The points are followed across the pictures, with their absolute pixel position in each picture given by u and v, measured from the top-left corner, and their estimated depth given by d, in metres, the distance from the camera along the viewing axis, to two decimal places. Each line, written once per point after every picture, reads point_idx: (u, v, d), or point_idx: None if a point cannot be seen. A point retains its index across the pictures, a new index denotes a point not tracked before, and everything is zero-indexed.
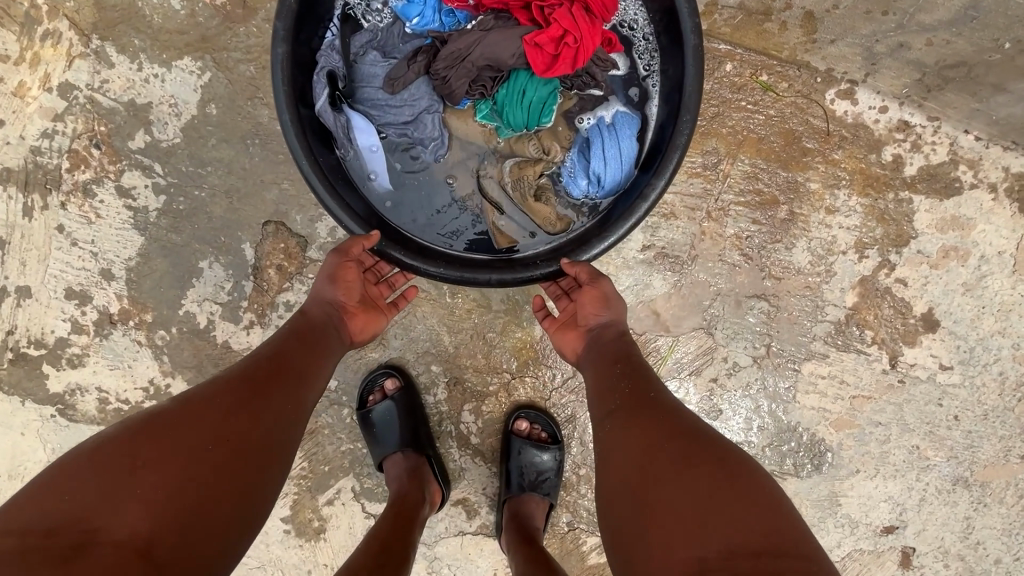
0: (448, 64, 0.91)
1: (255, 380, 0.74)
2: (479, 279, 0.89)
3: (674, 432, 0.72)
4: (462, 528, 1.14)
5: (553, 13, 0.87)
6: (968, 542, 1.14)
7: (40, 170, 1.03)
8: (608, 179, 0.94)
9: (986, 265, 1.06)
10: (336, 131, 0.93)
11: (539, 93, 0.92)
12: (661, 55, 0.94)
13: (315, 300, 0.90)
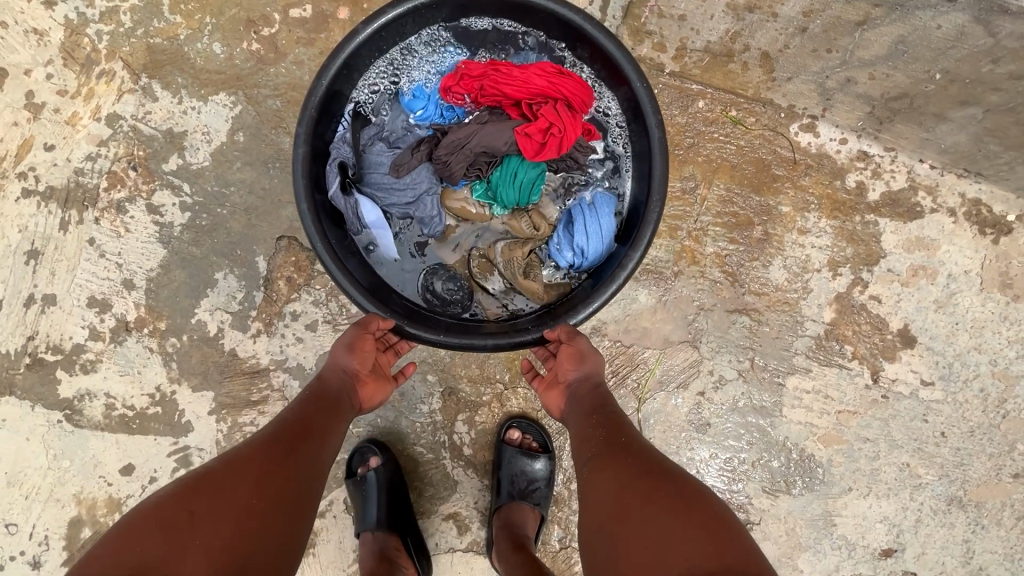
0: (448, 153, 1.00)
1: (284, 440, 0.80)
2: (478, 345, 0.93)
3: (643, 472, 0.77)
4: (453, 544, 1.13)
5: (541, 109, 0.99)
6: (970, 568, 1.11)
7: (80, 188, 1.14)
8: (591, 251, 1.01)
9: (954, 283, 1.12)
10: (347, 214, 1.02)
11: (529, 175, 1.02)
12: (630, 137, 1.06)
13: (329, 370, 0.95)
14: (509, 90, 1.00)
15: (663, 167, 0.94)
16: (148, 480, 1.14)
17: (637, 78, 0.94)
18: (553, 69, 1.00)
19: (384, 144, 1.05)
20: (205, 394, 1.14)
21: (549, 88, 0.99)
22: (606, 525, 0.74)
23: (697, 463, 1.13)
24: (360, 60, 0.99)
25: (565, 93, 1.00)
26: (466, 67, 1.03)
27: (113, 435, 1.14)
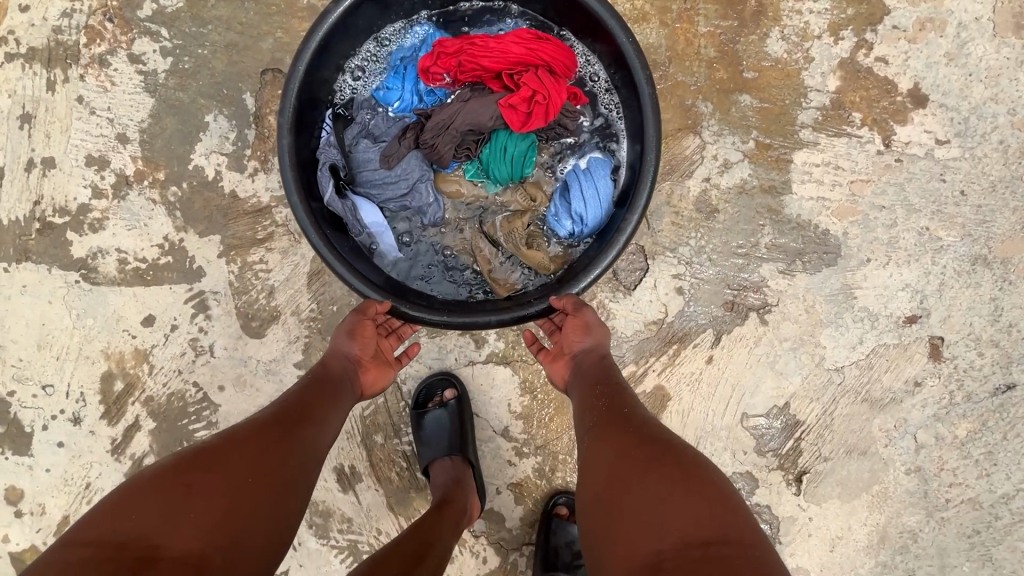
0: (434, 134, 1.04)
1: (286, 423, 0.82)
2: (483, 323, 0.94)
3: (643, 441, 0.78)
4: (472, 358, 1.14)
5: (522, 78, 1.03)
6: (1000, 326, 1.09)
7: (61, 47, 1.14)
8: (589, 218, 1.04)
9: (965, 32, 1.07)
10: (345, 215, 1.05)
11: (519, 148, 1.05)
12: (620, 103, 1.07)
13: (332, 358, 0.96)
14: (489, 64, 1.03)
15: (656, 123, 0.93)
16: (169, 328, 1.17)
17: (623, 32, 0.94)
18: (529, 35, 1.03)
19: (368, 141, 1.10)
20: (212, 238, 1.15)
21: (528, 56, 1.03)
22: (604, 493, 0.74)
23: (710, 251, 1.11)
24: (333, 54, 1.03)
25: (545, 58, 1.04)
26: (441, 46, 1.06)
27: (130, 289, 1.16)
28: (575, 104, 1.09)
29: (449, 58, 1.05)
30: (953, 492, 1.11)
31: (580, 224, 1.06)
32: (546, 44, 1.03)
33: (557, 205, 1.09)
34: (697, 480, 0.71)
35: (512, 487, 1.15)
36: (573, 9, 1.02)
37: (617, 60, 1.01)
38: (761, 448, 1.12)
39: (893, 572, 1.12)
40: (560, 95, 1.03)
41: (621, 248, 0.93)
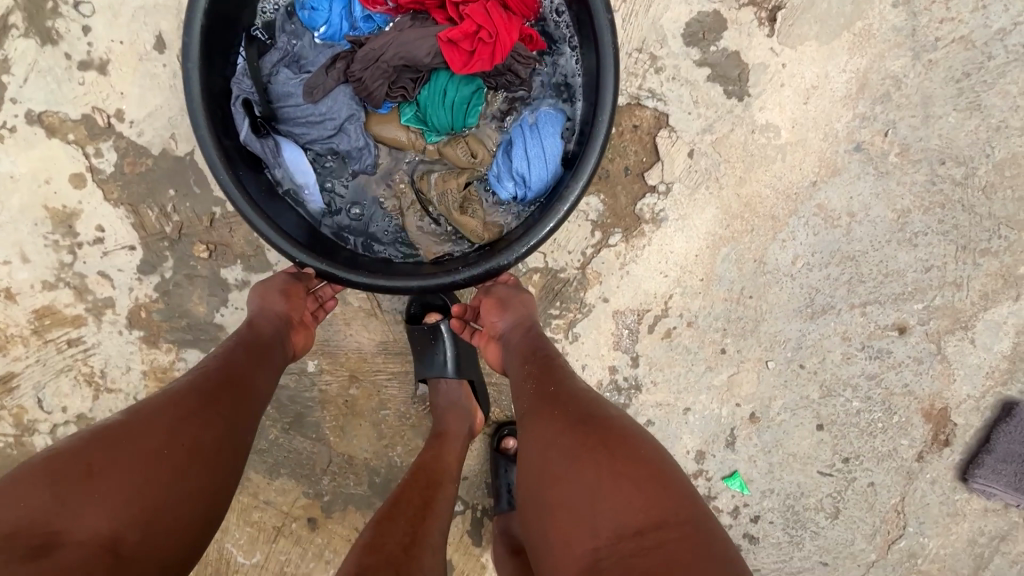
0: (363, 67, 0.90)
1: (202, 385, 0.74)
2: (402, 288, 0.85)
3: (574, 421, 0.74)
4: None
5: (468, 9, 0.87)
6: None
7: None
8: (533, 179, 0.91)
9: None
10: (265, 156, 0.92)
11: (460, 93, 0.91)
12: (583, 54, 0.92)
13: (252, 325, 0.87)
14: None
15: (614, 74, 0.83)
16: None
17: None
18: None
19: (289, 72, 0.95)
20: None
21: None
22: (537, 485, 0.73)
23: None
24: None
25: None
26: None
27: None
28: (529, 49, 0.93)
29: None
30: (944, 30, 0.98)
31: (522, 186, 0.92)
32: None
33: (500, 165, 0.95)
34: (623, 454, 0.69)
35: None
36: None
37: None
38: None
39: (871, 127, 1.01)
40: (511, 34, 0.88)
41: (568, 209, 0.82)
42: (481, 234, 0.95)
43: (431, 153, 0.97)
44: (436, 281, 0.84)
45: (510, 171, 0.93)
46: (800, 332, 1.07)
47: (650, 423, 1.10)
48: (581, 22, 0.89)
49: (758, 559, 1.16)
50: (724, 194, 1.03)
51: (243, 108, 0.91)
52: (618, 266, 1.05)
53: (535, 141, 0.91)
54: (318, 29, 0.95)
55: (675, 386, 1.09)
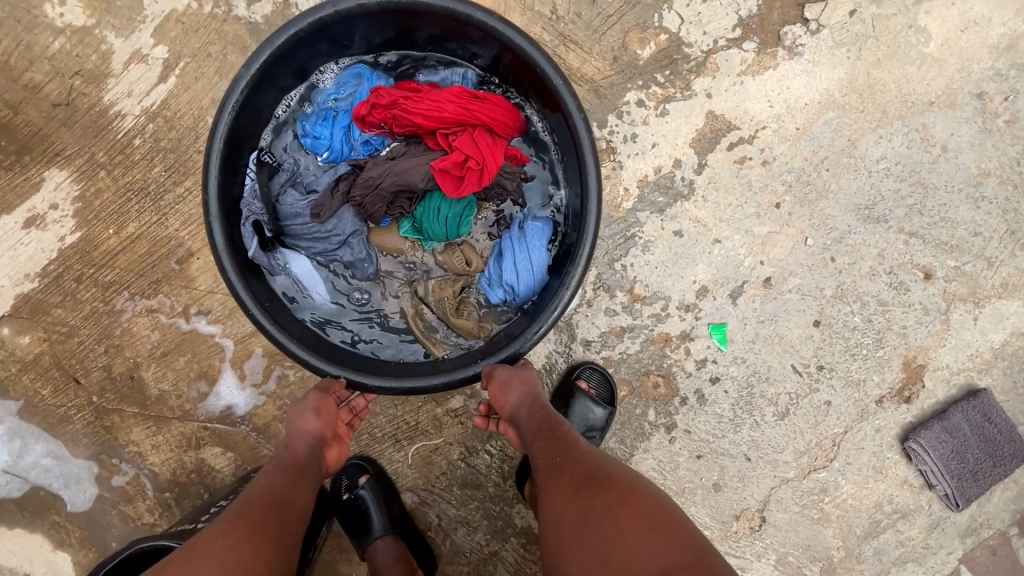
0: (363, 192, 0.99)
1: (251, 511, 0.74)
2: (425, 386, 0.91)
3: (579, 491, 0.76)
4: None
5: (456, 140, 0.98)
6: None
7: None
8: (521, 286, 1.01)
9: None
10: (270, 268, 1.03)
11: (453, 209, 1.00)
12: (563, 166, 1.03)
13: (291, 453, 0.86)
14: (423, 121, 0.98)
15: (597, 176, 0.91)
16: None
17: (567, 95, 0.89)
18: (468, 95, 0.98)
19: (294, 192, 1.04)
20: None
21: (462, 116, 0.98)
22: (557, 552, 0.74)
23: None
24: (260, 104, 0.97)
25: (480, 117, 0.98)
26: (376, 95, 1.01)
27: None
28: (516, 164, 1.03)
29: (383, 109, 1.01)
30: None
31: (512, 293, 1.03)
32: (483, 105, 0.98)
33: (490, 270, 1.05)
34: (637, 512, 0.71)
35: None
36: (516, 66, 0.95)
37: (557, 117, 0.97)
38: None
39: (999, 84, 1.07)
40: (495, 158, 0.99)
41: (557, 316, 0.90)
42: (478, 332, 1.06)
43: (427, 257, 1.07)
44: (455, 379, 0.91)
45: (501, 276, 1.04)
46: (847, 227, 1.09)
47: (679, 233, 1.08)
48: (562, 142, 0.99)
49: (693, 421, 1.13)
50: (857, 64, 1.06)
51: (253, 227, 1.00)
52: (737, 72, 1.05)
53: (524, 254, 1.00)
54: (322, 154, 1.06)
55: (720, 213, 1.08)
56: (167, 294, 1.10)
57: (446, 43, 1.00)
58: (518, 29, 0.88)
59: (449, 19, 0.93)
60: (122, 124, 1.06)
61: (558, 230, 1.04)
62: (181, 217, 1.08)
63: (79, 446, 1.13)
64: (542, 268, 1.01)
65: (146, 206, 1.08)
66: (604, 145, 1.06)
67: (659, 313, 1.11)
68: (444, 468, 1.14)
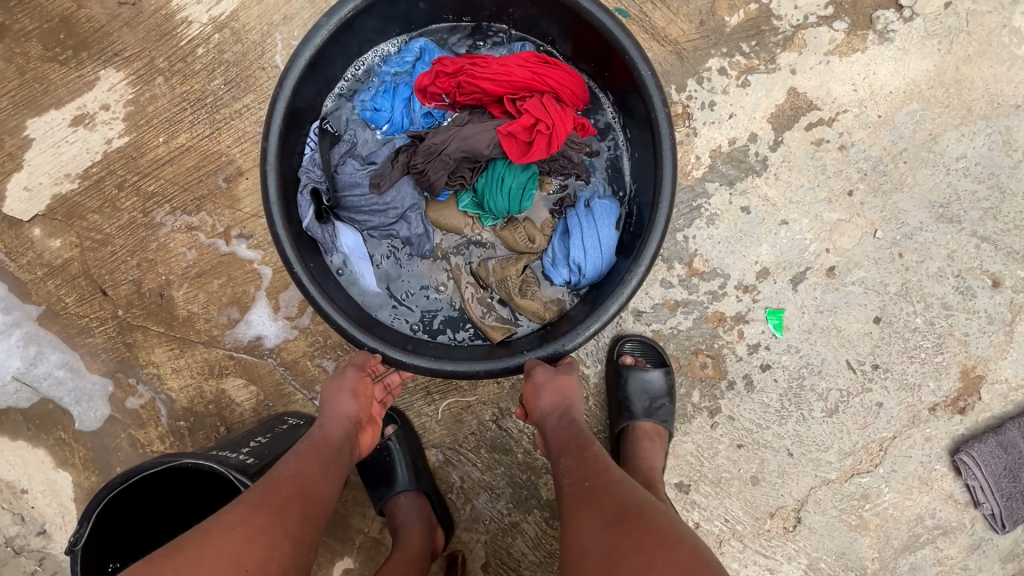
0: (425, 159, 0.80)
1: (277, 494, 0.67)
2: (466, 373, 0.79)
3: (606, 521, 0.64)
4: None
5: (524, 100, 0.78)
6: None
7: None
8: (589, 268, 0.82)
9: None
10: (324, 243, 0.84)
11: (519, 179, 0.81)
12: (630, 154, 0.85)
13: (320, 438, 0.79)
14: (490, 86, 0.79)
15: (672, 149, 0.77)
16: None
17: (639, 57, 0.74)
18: (535, 58, 0.80)
19: (353, 163, 0.85)
20: None
21: (533, 79, 0.78)
22: None
23: None
24: (338, 55, 0.80)
25: (552, 82, 0.80)
26: (440, 62, 0.82)
27: None
28: (582, 135, 0.85)
29: (448, 77, 0.82)
30: None
31: (578, 274, 0.83)
32: (553, 67, 0.80)
33: (555, 251, 0.85)
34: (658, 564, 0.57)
35: None
36: (573, 25, 0.79)
37: (631, 97, 0.81)
38: None
39: None
40: (567, 124, 0.79)
41: (618, 308, 0.77)
42: (543, 315, 0.85)
43: (488, 239, 0.87)
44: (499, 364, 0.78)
45: (565, 255, 0.85)
46: (918, 224, 1.05)
47: (745, 210, 1.05)
48: (635, 132, 0.83)
49: (738, 408, 1.09)
50: (948, 57, 1.03)
51: (310, 196, 0.82)
52: (824, 52, 1.02)
53: (591, 227, 0.82)
54: (382, 127, 0.87)
55: (790, 194, 1.05)
56: (210, 212, 1.05)
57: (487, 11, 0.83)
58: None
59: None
60: (187, 31, 1.02)
61: (628, 205, 0.86)
62: (235, 134, 1.04)
63: (96, 361, 1.08)
64: (611, 246, 0.83)
65: (200, 118, 1.04)
66: (680, 109, 1.02)
67: (716, 290, 1.06)
68: (474, 429, 1.09)
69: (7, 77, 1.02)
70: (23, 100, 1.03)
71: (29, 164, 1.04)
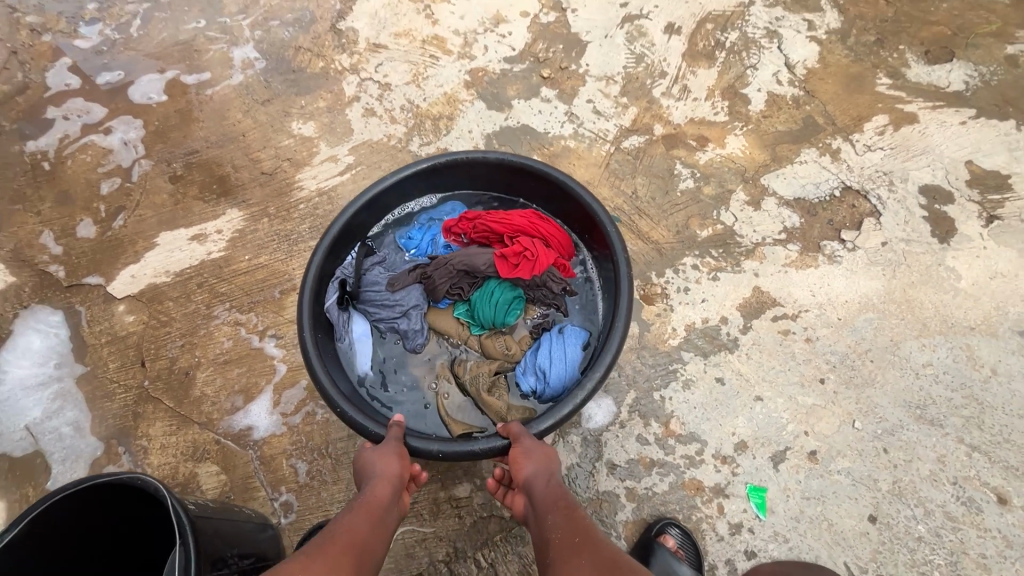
0: (434, 269, 1.02)
1: (334, 546, 0.62)
2: (423, 450, 0.84)
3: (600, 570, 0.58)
4: (802, 28, 1.57)
5: (519, 239, 1.01)
6: None
7: None
8: (552, 376, 0.91)
9: None
10: (336, 326, 0.99)
11: (506, 295, 0.98)
12: (603, 299, 1.01)
13: (371, 493, 0.74)
14: (496, 227, 1.03)
15: (631, 291, 0.93)
16: None
17: (611, 227, 0.96)
18: (535, 214, 1.05)
19: (378, 272, 1.06)
20: None
21: (529, 227, 1.02)
22: None
23: (1006, 81, 1.48)
24: (389, 200, 1.07)
25: (544, 232, 1.03)
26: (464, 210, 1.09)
27: None
28: (563, 275, 1.03)
29: (467, 221, 1.07)
30: None
31: (542, 381, 0.93)
32: (547, 223, 1.04)
33: (526, 358, 0.96)
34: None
35: (770, 94, 1.47)
36: (568, 201, 1.03)
37: (605, 258, 1.01)
38: (972, 184, 1.32)
39: None
40: (549, 260, 1.00)
41: (571, 409, 0.84)
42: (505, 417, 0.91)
43: (472, 344, 1.00)
44: (453, 448, 0.82)
45: (535, 366, 0.95)
46: (898, 421, 1.07)
47: (720, 381, 1.12)
48: (606, 281, 1.00)
49: None
50: (894, 282, 1.20)
51: (338, 287, 1.02)
52: (782, 264, 1.24)
53: (559, 342, 0.95)
54: (410, 251, 1.11)
55: (763, 373, 1.12)
56: (257, 313, 1.27)
57: (508, 185, 1.10)
58: (584, 186, 0.99)
59: (524, 174, 1.06)
60: (298, 193, 1.42)
61: (594, 335, 0.99)
62: (301, 261, 1.33)
63: (102, 424, 1.17)
64: (576, 362, 0.93)
65: (282, 247, 1.35)
66: (660, 289, 1.21)
67: (693, 456, 1.06)
68: (422, 568, 1.00)
69: (164, 204, 1.42)
70: (166, 219, 1.40)
71: (145, 259, 1.34)
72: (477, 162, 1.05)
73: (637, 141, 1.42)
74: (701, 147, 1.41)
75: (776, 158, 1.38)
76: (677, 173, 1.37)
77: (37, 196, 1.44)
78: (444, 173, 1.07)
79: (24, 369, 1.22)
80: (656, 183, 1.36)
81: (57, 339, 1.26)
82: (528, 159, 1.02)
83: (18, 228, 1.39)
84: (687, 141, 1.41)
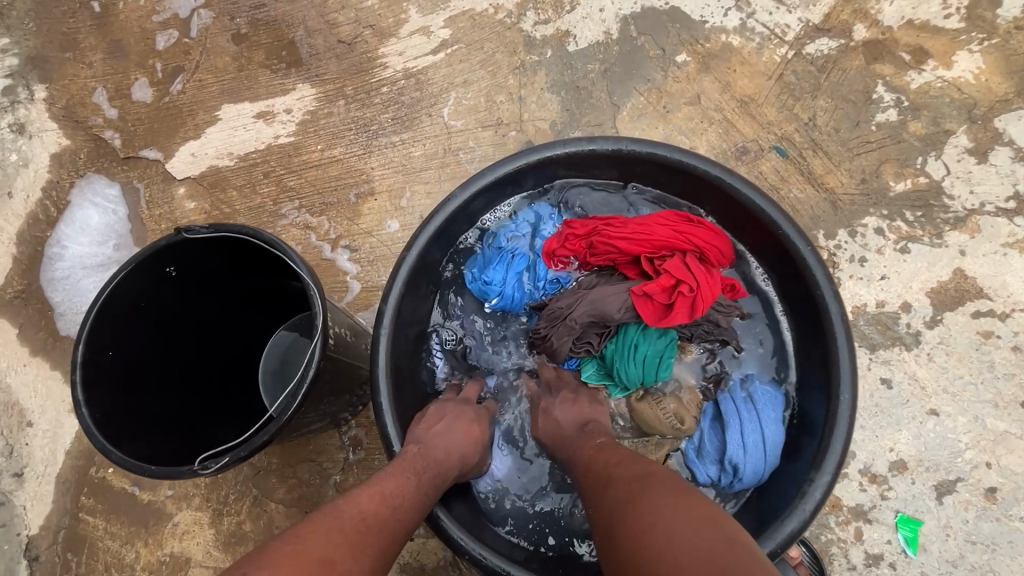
0: (550, 324, 0.78)
1: (382, 523, 0.56)
2: None
3: (605, 497, 0.57)
4: None
5: (667, 262, 0.74)
6: None
7: None
8: (749, 473, 0.71)
9: None
10: None
11: (656, 346, 0.75)
12: (786, 322, 0.77)
13: (464, 467, 0.72)
14: (625, 245, 0.76)
15: (847, 330, 0.67)
16: None
17: (802, 241, 0.70)
18: (673, 218, 0.78)
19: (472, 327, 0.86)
20: None
21: (675, 239, 0.76)
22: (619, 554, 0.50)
23: None
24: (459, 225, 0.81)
25: (695, 242, 0.76)
26: (568, 224, 0.81)
27: None
28: (732, 297, 0.78)
29: (578, 239, 0.80)
30: None
31: (735, 476, 0.72)
32: (694, 227, 0.77)
33: (705, 438, 0.75)
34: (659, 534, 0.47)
35: None
36: (718, 190, 0.75)
37: (783, 264, 0.74)
38: None
39: None
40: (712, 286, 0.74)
41: (797, 531, 0.63)
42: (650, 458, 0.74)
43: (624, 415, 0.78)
44: None
45: (719, 450, 0.74)
46: None
47: (887, 383, 0.88)
48: (789, 299, 0.76)
49: None
50: None
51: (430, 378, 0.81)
52: (1002, 243, 0.93)
53: (753, 421, 0.72)
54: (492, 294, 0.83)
55: (946, 381, 0.88)
56: (330, 218, 1.09)
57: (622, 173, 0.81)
58: (740, 176, 0.72)
59: (648, 164, 0.77)
60: (379, 72, 1.16)
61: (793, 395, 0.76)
62: (381, 160, 1.11)
63: None
64: (778, 448, 0.72)
65: (360, 139, 1.13)
66: (827, 256, 0.94)
67: None
68: None
69: (226, 69, 1.19)
70: (228, 88, 1.18)
71: (206, 136, 1.16)
72: (578, 156, 0.77)
73: (827, 47, 1.05)
74: (916, 65, 1.03)
75: (1023, 92, 1.00)
76: (875, 99, 1.02)
77: (87, 43, 1.23)
78: (533, 175, 0.80)
79: (83, 247, 1.12)
80: (844, 109, 1.02)
81: (115, 217, 1.14)
82: (652, 145, 0.74)
83: (69, 82, 1.21)
84: (899, 53, 1.04)
